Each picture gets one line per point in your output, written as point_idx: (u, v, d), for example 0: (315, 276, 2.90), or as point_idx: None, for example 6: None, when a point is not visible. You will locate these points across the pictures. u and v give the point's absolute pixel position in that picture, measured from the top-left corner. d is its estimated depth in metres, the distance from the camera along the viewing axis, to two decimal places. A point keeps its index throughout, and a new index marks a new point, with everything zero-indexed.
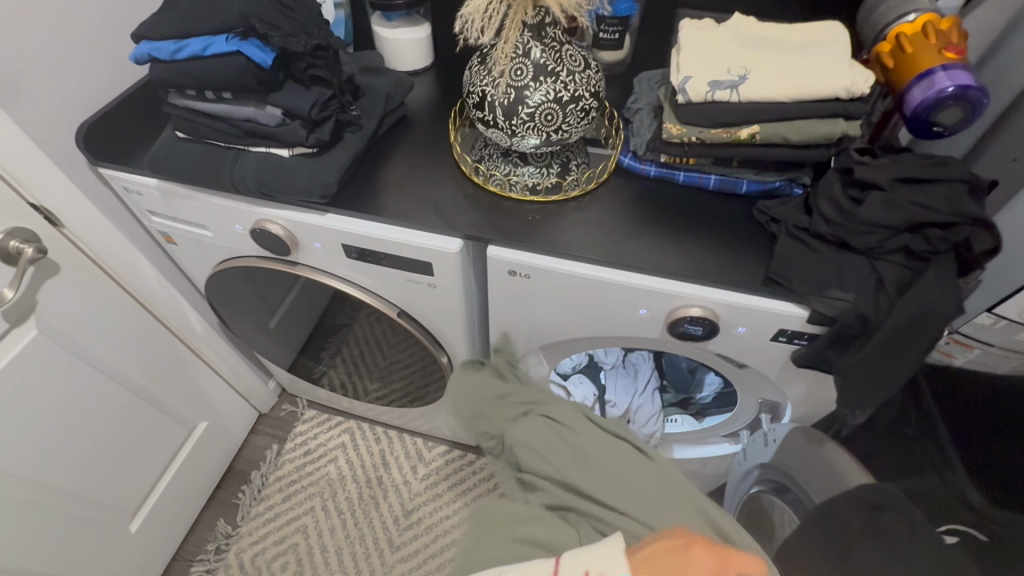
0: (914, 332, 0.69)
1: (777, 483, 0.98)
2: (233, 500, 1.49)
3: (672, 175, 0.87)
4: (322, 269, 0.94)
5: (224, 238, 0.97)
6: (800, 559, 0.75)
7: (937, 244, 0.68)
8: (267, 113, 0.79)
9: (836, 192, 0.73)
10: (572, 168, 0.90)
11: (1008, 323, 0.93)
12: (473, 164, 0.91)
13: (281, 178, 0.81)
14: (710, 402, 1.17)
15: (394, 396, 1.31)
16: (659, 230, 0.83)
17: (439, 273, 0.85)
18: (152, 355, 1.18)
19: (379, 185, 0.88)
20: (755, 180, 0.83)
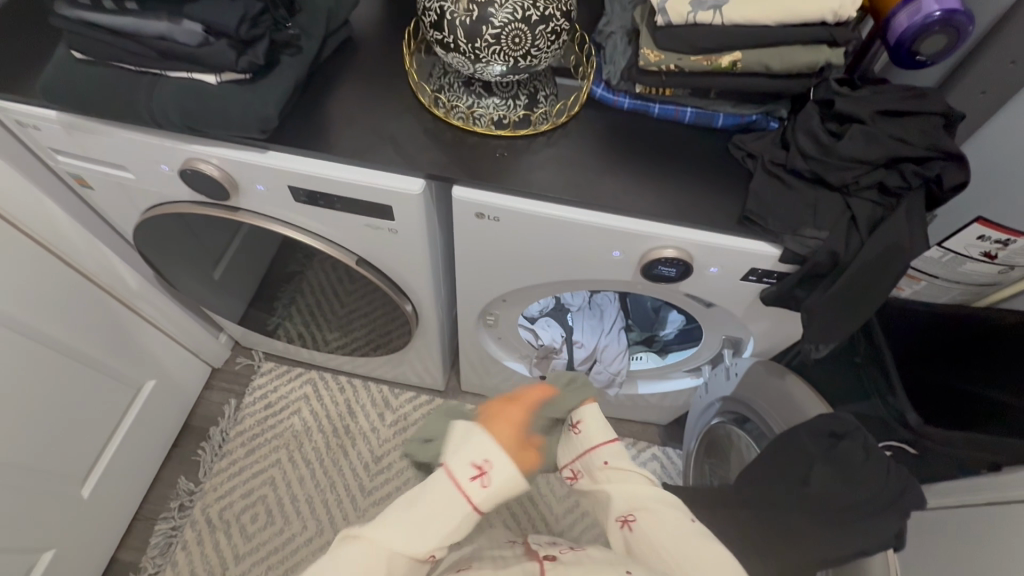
0: (881, 269, 0.70)
1: (739, 414, 1.03)
2: (192, 457, 1.44)
3: (647, 108, 0.81)
4: (268, 215, 0.85)
5: (150, 180, 0.85)
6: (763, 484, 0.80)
7: (910, 179, 0.68)
8: (184, 30, 0.66)
9: (816, 126, 0.71)
10: (540, 100, 0.83)
11: (955, 256, 0.97)
12: (432, 94, 0.82)
13: (212, 110, 0.70)
14: (673, 339, 1.16)
15: (357, 346, 1.26)
16: (634, 168, 0.78)
17: (400, 217, 0.79)
18: (81, 312, 1.07)
19: (326, 119, 0.78)
20: (732, 113, 0.79)
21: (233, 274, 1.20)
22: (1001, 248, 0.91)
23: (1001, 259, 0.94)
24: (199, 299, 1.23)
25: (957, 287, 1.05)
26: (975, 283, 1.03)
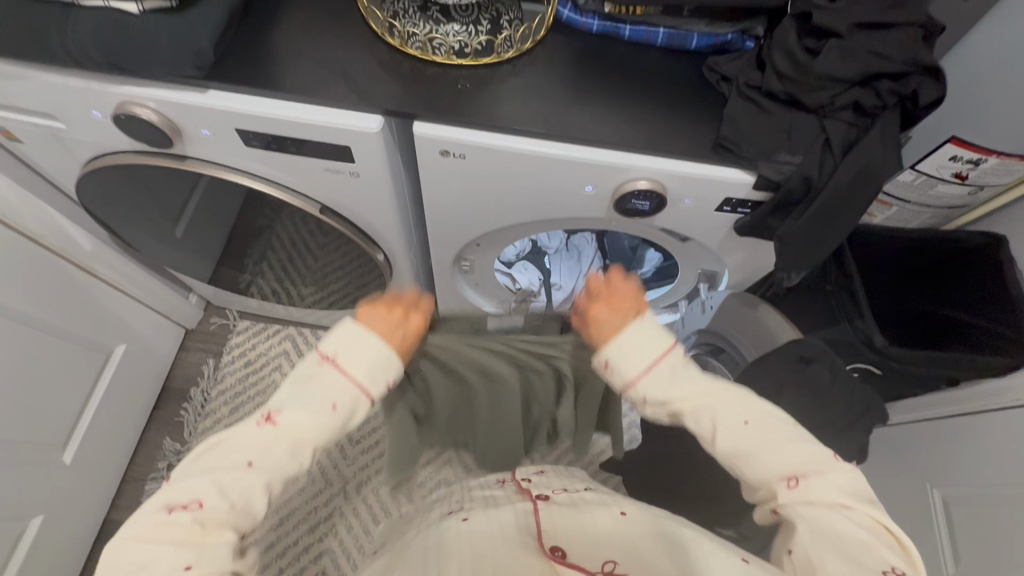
0: (854, 192, 0.69)
1: (714, 345, 1.10)
2: (176, 418, 1.44)
3: (617, 30, 0.76)
4: (218, 163, 0.80)
5: (84, 130, 0.79)
6: None
7: (887, 96, 0.66)
8: None
9: (792, 42, 0.67)
10: (505, 25, 0.74)
11: (927, 180, 0.97)
12: (385, 20, 0.74)
13: (139, 44, 0.63)
14: (650, 277, 1.09)
15: (333, 299, 1.23)
16: (604, 96, 0.74)
17: (360, 158, 0.74)
18: (34, 277, 1.02)
19: (269, 52, 0.72)
20: (706, 32, 0.74)
21: (195, 230, 1.14)
22: (972, 167, 0.91)
23: (971, 180, 0.94)
24: (161, 257, 1.18)
25: (927, 211, 1.06)
26: (944, 206, 1.04)
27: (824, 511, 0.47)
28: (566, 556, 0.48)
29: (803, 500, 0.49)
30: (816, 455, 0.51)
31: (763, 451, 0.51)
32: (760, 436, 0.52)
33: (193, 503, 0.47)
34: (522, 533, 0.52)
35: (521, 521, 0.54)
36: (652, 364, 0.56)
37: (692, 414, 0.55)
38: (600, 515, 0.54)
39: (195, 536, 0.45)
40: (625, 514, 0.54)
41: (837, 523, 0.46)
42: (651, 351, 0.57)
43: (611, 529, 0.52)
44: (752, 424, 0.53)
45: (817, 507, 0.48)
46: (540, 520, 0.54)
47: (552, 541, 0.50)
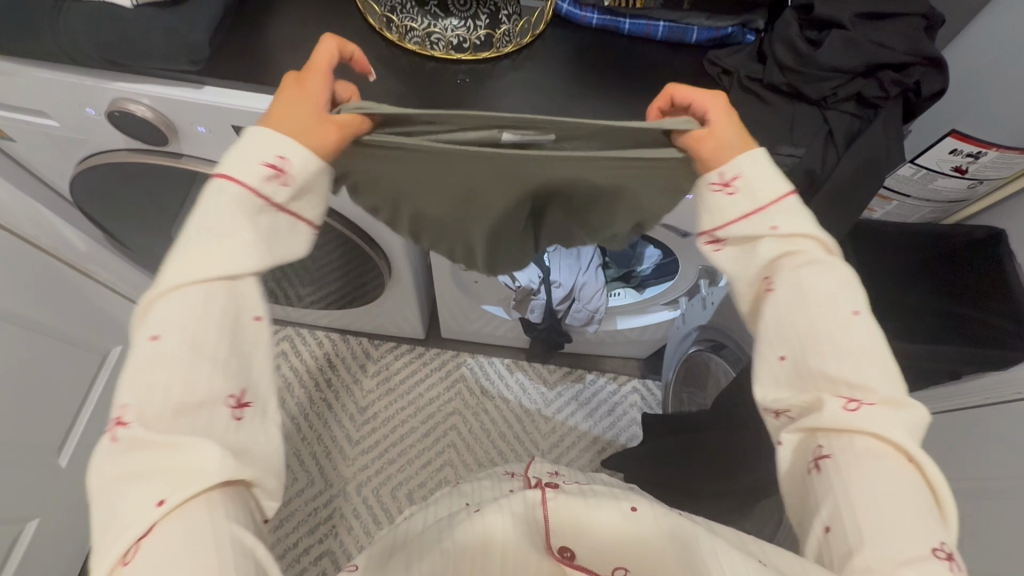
0: (857, 185, 0.69)
1: (714, 342, 1.07)
2: None
3: (617, 23, 0.76)
4: (214, 161, 0.79)
5: (77, 128, 0.78)
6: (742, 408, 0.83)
7: (890, 88, 0.65)
8: None
9: (795, 33, 0.67)
10: (503, 19, 0.75)
11: (927, 173, 0.97)
12: (383, 15, 0.74)
13: (133, 39, 0.62)
14: (650, 274, 1.12)
15: (331, 299, 1.22)
16: (605, 90, 0.74)
17: None
18: (27, 278, 1.00)
19: (266, 48, 0.71)
20: (707, 26, 0.74)
21: None
22: (972, 161, 0.90)
23: (972, 173, 0.93)
24: (158, 257, 1.16)
25: (927, 205, 1.06)
26: (944, 200, 1.04)
27: (876, 455, 0.42)
28: (573, 560, 0.51)
29: (852, 445, 0.43)
30: (888, 379, 0.45)
31: (844, 351, 0.45)
32: (832, 345, 0.46)
33: (124, 415, 0.39)
34: (530, 529, 0.53)
35: (528, 510, 0.55)
36: (786, 222, 0.50)
37: (780, 285, 0.49)
38: (608, 514, 0.53)
39: (157, 461, 0.38)
40: (636, 510, 0.52)
41: (889, 473, 0.41)
42: (762, 195, 0.51)
43: (619, 527, 0.52)
44: (842, 331, 0.46)
45: (865, 450, 0.42)
46: (548, 512, 0.55)
47: (563, 541, 0.53)
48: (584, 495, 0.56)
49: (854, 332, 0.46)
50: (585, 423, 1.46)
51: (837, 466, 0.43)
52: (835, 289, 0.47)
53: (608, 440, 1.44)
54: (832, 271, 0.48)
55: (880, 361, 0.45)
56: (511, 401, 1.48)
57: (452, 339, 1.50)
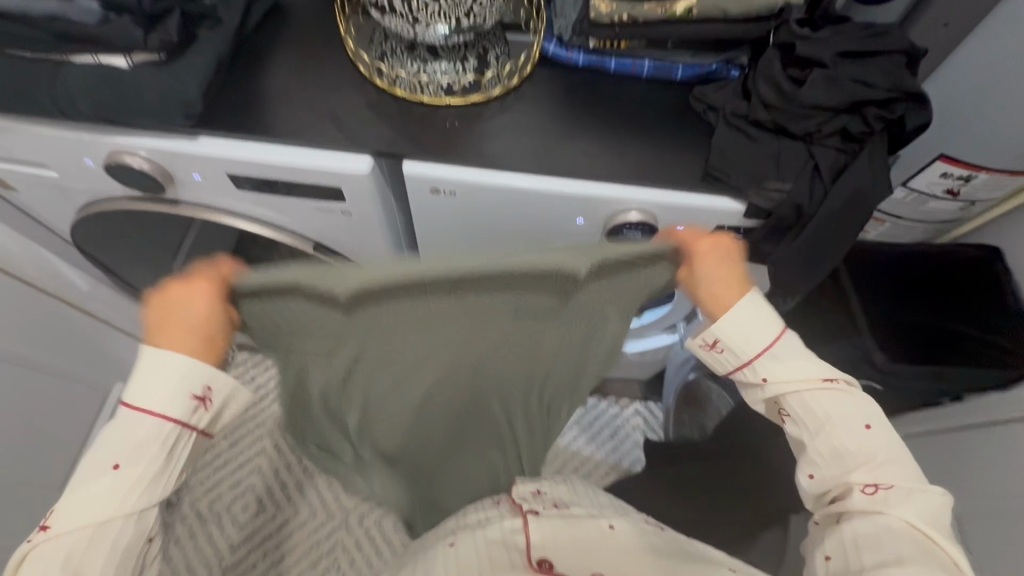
0: (844, 218, 0.70)
1: None
2: None
3: (602, 63, 0.77)
4: (211, 206, 0.80)
5: (77, 178, 0.79)
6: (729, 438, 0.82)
7: (875, 123, 0.66)
8: (79, 8, 0.61)
9: (777, 71, 0.68)
10: (491, 62, 0.77)
11: (918, 196, 0.98)
12: (373, 62, 0.76)
13: (128, 97, 0.64)
14: None
15: None
16: (593, 128, 0.75)
17: (351, 199, 0.74)
18: (30, 321, 1.02)
19: (259, 98, 0.73)
20: (691, 63, 0.75)
21: None
22: (964, 184, 0.92)
23: (964, 196, 0.95)
24: None
25: (921, 227, 1.06)
26: (938, 221, 1.04)
27: (885, 521, 0.53)
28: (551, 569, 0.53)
29: (803, 403, 0.60)
30: (899, 470, 0.56)
31: (855, 441, 0.57)
32: (848, 438, 0.58)
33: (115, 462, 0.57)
34: (510, 551, 0.56)
35: (508, 536, 0.58)
36: (774, 372, 0.60)
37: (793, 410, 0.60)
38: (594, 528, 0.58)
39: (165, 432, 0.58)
40: (613, 527, 0.59)
41: (838, 419, 0.58)
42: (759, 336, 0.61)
43: (600, 542, 0.57)
44: (856, 440, 0.58)
45: (816, 408, 0.59)
46: (529, 535, 0.58)
47: (541, 553, 0.55)
48: (567, 520, 0.59)
49: (850, 414, 0.58)
50: (588, 447, 1.45)
51: (800, 419, 0.60)
52: (853, 408, 0.59)
53: (612, 464, 1.43)
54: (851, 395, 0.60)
55: (888, 455, 0.57)
56: None
57: None
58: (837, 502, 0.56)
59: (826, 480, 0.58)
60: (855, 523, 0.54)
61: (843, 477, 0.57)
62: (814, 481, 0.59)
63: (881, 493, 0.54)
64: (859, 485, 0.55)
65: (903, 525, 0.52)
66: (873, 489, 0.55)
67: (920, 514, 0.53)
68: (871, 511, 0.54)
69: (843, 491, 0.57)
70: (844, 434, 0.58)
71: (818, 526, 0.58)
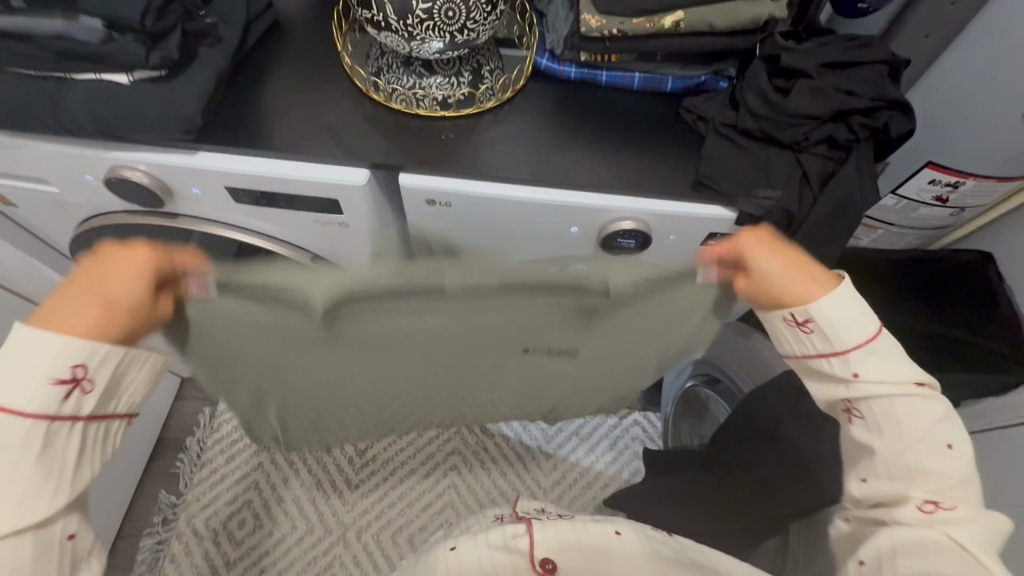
0: (833, 224, 0.71)
1: (709, 375, 1.07)
2: (171, 470, 1.41)
3: (594, 76, 0.79)
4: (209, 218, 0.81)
5: (78, 193, 0.80)
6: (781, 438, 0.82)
7: (860, 131, 0.68)
8: (82, 27, 0.62)
9: (763, 82, 0.70)
10: (485, 76, 0.78)
11: (908, 203, 0.99)
12: (370, 77, 0.77)
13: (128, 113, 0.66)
14: None
15: None
16: (585, 139, 0.76)
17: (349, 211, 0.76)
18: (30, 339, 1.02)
19: (259, 113, 0.74)
20: (681, 75, 0.77)
21: None
22: (952, 191, 0.93)
23: (953, 202, 0.96)
24: None
25: (912, 233, 1.08)
26: (928, 227, 1.06)
27: (932, 540, 0.46)
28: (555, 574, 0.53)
29: (890, 413, 0.50)
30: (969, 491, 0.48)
31: (916, 452, 0.49)
32: (914, 445, 0.49)
33: None
34: (514, 554, 0.55)
35: (508, 541, 0.56)
36: (873, 369, 0.51)
37: (871, 412, 0.51)
38: (593, 532, 0.57)
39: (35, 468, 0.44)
40: (619, 533, 0.58)
41: (923, 429, 0.49)
42: (844, 335, 0.52)
43: (608, 549, 0.56)
44: (932, 459, 0.48)
45: (902, 417, 0.50)
46: (535, 536, 0.56)
47: (545, 553, 0.55)
48: (572, 525, 0.58)
49: (926, 424, 0.49)
50: (588, 458, 1.44)
51: (875, 427, 0.51)
52: (936, 421, 0.49)
53: (611, 475, 1.43)
54: (933, 407, 0.50)
55: (960, 481, 0.48)
56: (511, 439, 1.47)
57: None
58: (881, 512, 0.50)
59: (879, 489, 0.51)
60: (900, 543, 0.47)
61: (905, 490, 0.49)
62: (865, 487, 0.52)
63: (941, 515, 0.47)
64: (917, 504, 0.48)
65: (971, 565, 0.44)
66: (933, 505, 0.47)
67: (979, 541, 0.45)
68: (915, 531, 0.47)
69: (891, 502, 0.50)
70: (918, 444, 0.49)
71: (853, 526, 0.54)
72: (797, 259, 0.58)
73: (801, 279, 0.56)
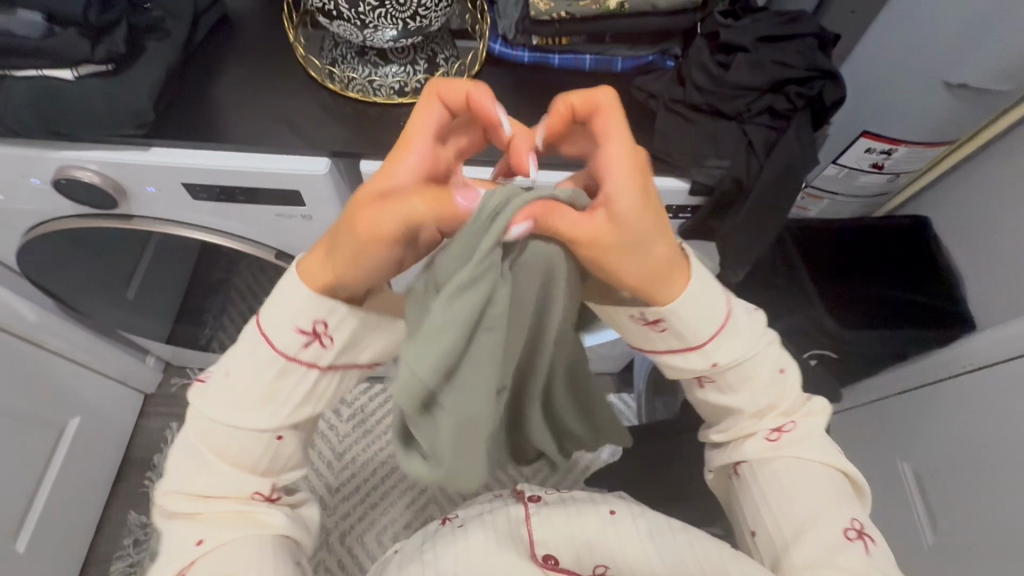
0: (782, 188, 0.74)
1: None
2: (141, 489, 1.37)
3: (547, 59, 0.80)
4: (164, 219, 0.80)
5: (22, 198, 0.78)
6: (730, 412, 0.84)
7: (796, 100, 0.72)
8: (21, 22, 0.61)
9: (705, 58, 0.74)
10: (442, 64, 0.79)
11: (848, 171, 1.05)
12: (325, 67, 0.77)
13: (76, 110, 0.65)
14: None
15: None
16: (541, 121, 0.79)
17: (311, 202, 0.76)
18: None
19: (211, 107, 0.74)
20: (630, 55, 0.80)
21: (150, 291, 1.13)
22: (886, 158, 1.00)
23: (888, 168, 1.03)
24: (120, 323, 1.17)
25: (855, 202, 1.14)
26: (870, 195, 1.12)
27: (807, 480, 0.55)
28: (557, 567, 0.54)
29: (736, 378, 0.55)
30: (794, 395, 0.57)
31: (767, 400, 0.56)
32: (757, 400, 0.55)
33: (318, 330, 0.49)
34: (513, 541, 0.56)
35: (513, 528, 0.57)
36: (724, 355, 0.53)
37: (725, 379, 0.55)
38: (591, 516, 0.57)
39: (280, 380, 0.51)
40: (614, 513, 0.57)
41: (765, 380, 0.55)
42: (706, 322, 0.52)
43: (601, 533, 0.56)
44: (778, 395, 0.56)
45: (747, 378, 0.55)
46: (532, 528, 0.57)
47: (546, 549, 0.55)
48: (567, 510, 0.59)
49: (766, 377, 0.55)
50: None
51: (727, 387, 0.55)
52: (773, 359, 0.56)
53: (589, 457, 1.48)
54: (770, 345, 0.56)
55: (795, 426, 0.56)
56: None
57: None
58: (733, 454, 0.58)
59: (732, 433, 0.58)
60: (767, 479, 0.55)
61: (766, 420, 0.56)
62: (721, 429, 0.59)
63: (795, 439, 0.56)
64: (766, 435, 0.56)
65: (828, 472, 0.55)
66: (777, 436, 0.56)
67: (818, 448, 0.56)
68: (768, 460, 0.56)
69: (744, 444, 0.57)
70: (768, 386, 0.55)
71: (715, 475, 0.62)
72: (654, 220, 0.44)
73: (659, 236, 0.44)
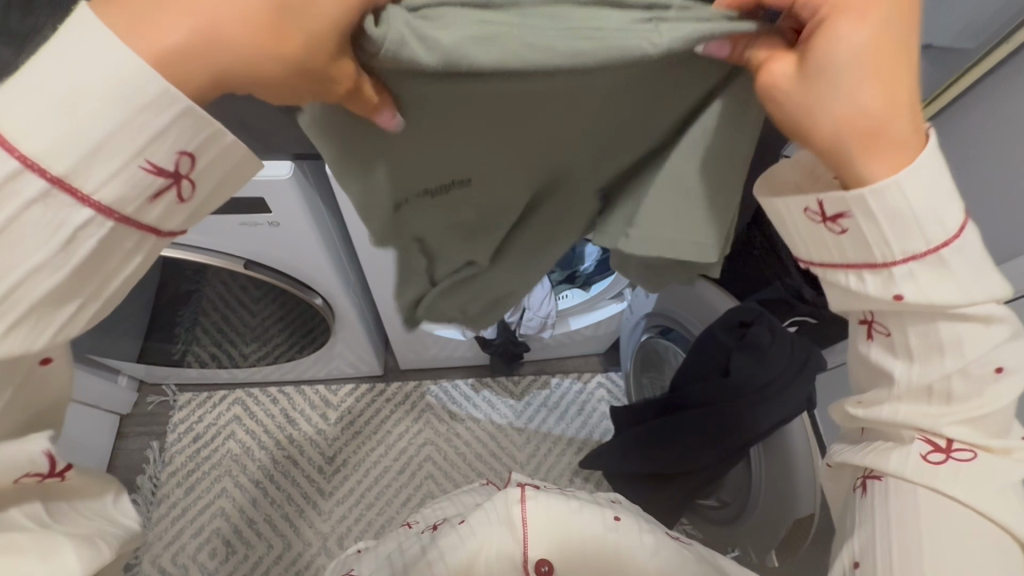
0: None
1: (662, 326, 1.11)
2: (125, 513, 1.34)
3: None
4: None
5: None
6: (734, 390, 0.83)
7: None
8: None
9: None
10: None
11: None
12: None
13: None
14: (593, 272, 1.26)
15: (279, 348, 1.32)
16: None
17: (277, 209, 0.75)
18: None
19: None
20: None
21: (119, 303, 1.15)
22: None
23: None
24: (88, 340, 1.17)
25: None
26: None
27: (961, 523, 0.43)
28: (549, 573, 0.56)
29: (909, 329, 0.43)
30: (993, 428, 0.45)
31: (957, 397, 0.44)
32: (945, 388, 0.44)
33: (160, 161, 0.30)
34: (507, 547, 0.59)
35: (509, 512, 0.60)
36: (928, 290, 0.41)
37: (903, 336, 0.44)
38: (595, 517, 0.60)
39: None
40: (618, 518, 0.60)
41: (976, 356, 0.43)
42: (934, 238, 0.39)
43: (603, 538, 0.58)
44: (976, 398, 0.44)
45: (944, 341, 0.43)
46: (527, 515, 0.59)
47: (541, 555, 0.58)
48: (566, 500, 0.61)
49: (980, 348, 0.43)
50: (559, 426, 1.52)
51: (900, 348, 0.45)
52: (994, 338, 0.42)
53: (583, 438, 1.51)
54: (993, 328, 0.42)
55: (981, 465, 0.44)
56: (481, 420, 1.53)
57: (412, 370, 1.55)
58: (869, 461, 0.47)
59: (879, 420, 0.47)
60: (899, 505, 0.45)
61: (933, 428, 0.44)
62: (866, 408, 0.48)
63: (964, 472, 0.44)
64: (923, 453, 0.45)
65: (1000, 535, 0.43)
66: (945, 453, 0.44)
67: (993, 499, 0.43)
68: (915, 484, 0.44)
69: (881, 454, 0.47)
70: (970, 378, 0.43)
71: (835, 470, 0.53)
72: (898, 39, 0.35)
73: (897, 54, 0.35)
